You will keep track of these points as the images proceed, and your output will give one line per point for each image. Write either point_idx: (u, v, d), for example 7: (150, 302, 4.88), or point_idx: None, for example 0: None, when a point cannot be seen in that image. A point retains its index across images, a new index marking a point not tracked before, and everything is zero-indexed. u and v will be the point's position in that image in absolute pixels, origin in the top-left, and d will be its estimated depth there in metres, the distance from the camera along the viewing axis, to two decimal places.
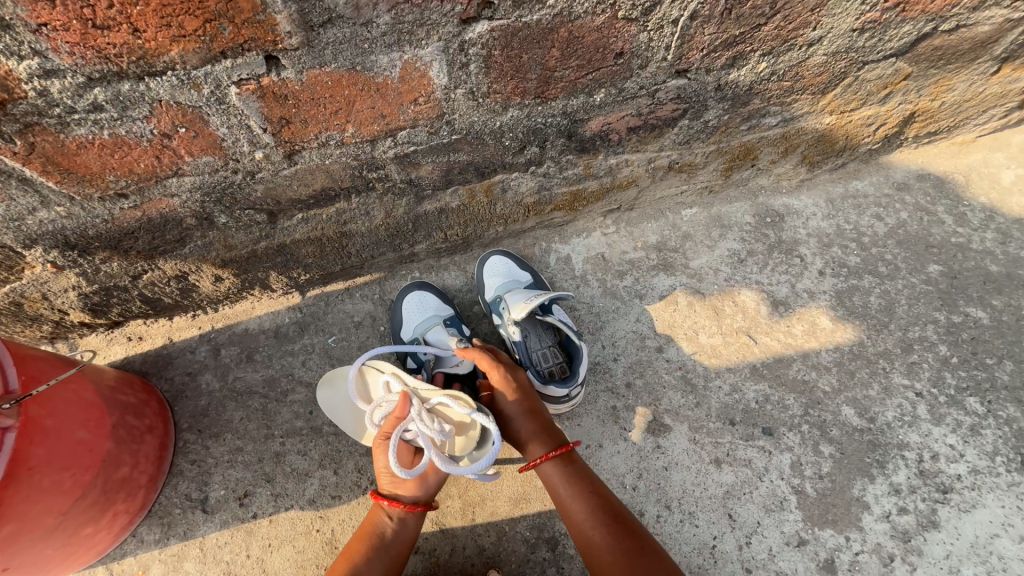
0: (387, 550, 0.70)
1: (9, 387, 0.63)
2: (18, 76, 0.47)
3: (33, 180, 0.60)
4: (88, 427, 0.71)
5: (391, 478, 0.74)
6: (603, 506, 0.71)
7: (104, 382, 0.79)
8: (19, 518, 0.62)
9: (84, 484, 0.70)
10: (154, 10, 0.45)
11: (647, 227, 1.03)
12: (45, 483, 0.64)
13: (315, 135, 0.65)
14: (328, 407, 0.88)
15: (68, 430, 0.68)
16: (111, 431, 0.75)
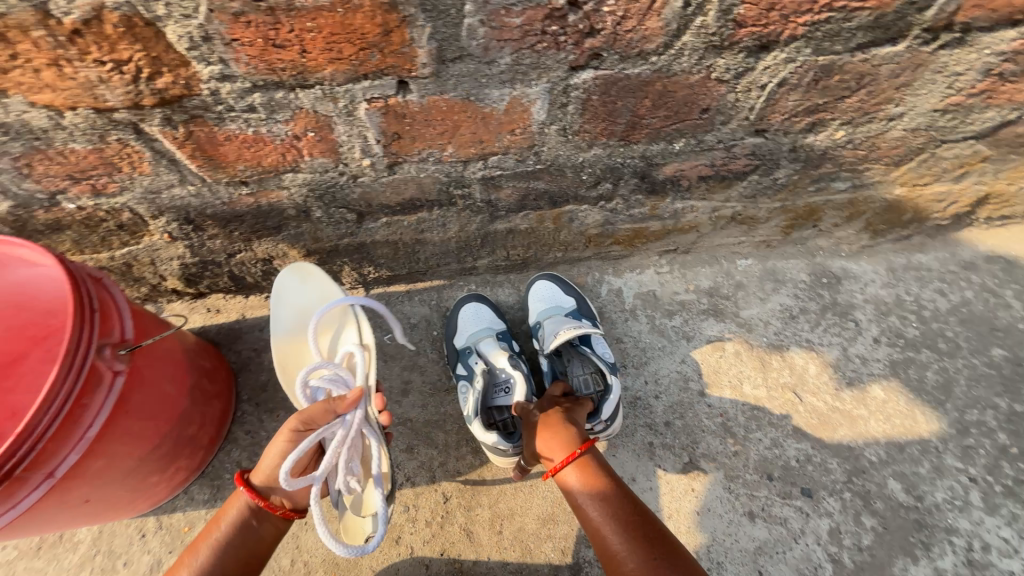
0: (249, 550, 0.72)
1: (125, 336, 0.67)
2: (200, 77, 0.57)
3: (180, 162, 0.70)
4: (173, 383, 0.78)
5: (267, 472, 0.73)
6: (618, 508, 0.73)
7: (188, 345, 0.87)
8: (108, 456, 0.68)
9: (161, 435, 0.76)
10: (324, 37, 0.53)
11: (701, 271, 1.06)
12: (134, 428, 0.71)
13: (418, 152, 0.72)
14: (280, 288, 0.90)
15: (156, 385, 0.74)
16: (188, 391, 0.82)
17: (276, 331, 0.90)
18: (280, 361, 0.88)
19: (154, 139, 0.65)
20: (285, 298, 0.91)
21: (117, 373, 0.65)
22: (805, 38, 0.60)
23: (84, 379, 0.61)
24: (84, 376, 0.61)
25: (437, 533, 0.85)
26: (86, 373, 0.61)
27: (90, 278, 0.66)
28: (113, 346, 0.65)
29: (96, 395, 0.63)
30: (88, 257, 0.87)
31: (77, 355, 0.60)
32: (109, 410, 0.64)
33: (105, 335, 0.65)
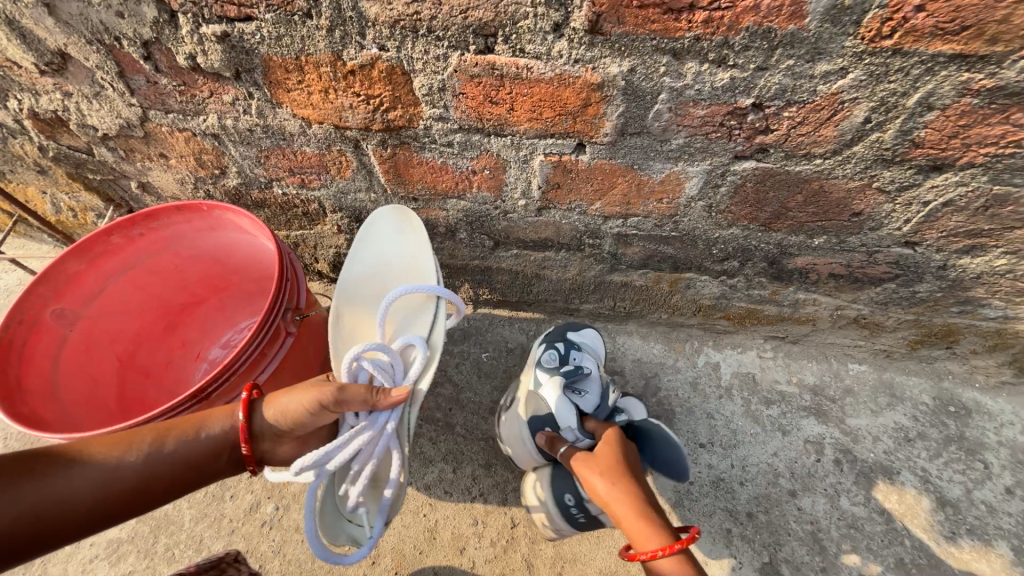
0: (197, 472, 0.65)
1: (300, 305, 0.81)
2: (423, 116, 0.70)
3: (375, 174, 0.84)
4: (316, 352, 0.89)
5: (280, 416, 0.67)
6: None
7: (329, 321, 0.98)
8: None
9: None
10: (533, 102, 0.64)
11: (807, 366, 1.03)
12: (283, 383, 0.82)
13: (568, 202, 0.81)
14: (385, 231, 0.87)
15: (310, 348, 0.87)
16: (323, 361, 0.92)
17: (350, 273, 0.87)
18: (339, 295, 0.85)
19: (364, 154, 0.80)
20: (373, 240, 0.88)
21: (290, 330, 0.78)
22: (983, 167, 0.61)
23: (271, 335, 0.75)
24: (271, 333, 0.75)
25: (499, 555, 0.87)
26: (273, 330, 0.75)
27: (288, 253, 0.81)
28: (293, 308, 0.79)
29: (273, 345, 0.76)
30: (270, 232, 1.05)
31: (272, 311, 0.73)
32: (278, 363, 0.78)
33: (290, 298, 0.78)
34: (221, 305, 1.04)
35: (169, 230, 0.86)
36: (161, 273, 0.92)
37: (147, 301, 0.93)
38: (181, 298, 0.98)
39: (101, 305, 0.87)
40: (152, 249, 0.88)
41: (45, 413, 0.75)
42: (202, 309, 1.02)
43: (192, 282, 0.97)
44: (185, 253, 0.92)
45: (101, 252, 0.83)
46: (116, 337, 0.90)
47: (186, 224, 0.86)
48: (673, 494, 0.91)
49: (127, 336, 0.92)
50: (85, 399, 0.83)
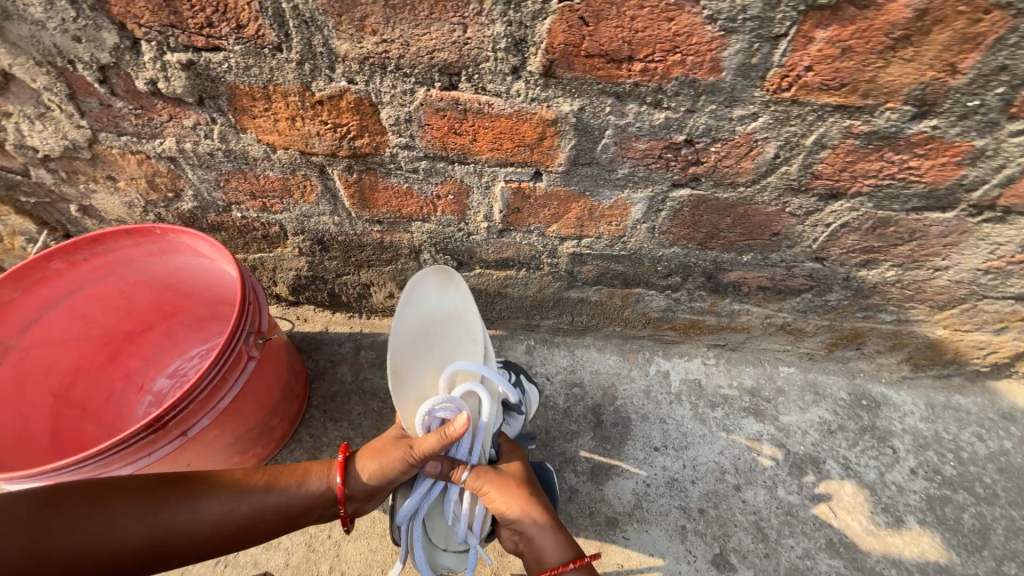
0: (298, 518, 0.72)
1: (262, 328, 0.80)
2: (389, 145, 0.74)
3: (339, 198, 0.86)
4: (277, 375, 0.87)
5: (370, 475, 0.72)
6: None
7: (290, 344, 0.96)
8: (217, 428, 0.77)
9: (254, 420, 0.84)
10: (494, 134, 0.69)
11: (745, 370, 1.13)
12: (241, 408, 0.80)
13: (528, 225, 0.87)
14: (423, 290, 0.83)
15: (270, 371, 0.85)
16: (284, 384, 0.90)
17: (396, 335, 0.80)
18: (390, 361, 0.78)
19: (329, 179, 0.82)
20: (419, 299, 0.83)
21: (253, 355, 0.77)
22: (868, 195, 0.73)
23: (232, 359, 0.74)
24: (233, 357, 0.74)
25: None
26: (235, 354, 0.74)
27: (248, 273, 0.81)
28: (255, 332, 0.77)
29: (235, 370, 0.75)
30: None
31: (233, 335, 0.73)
32: (238, 388, 0.76)
33: (251, 323, 0.77)
34: (171, 330, 0.99)
35: (115, 254, 0.83)
36: (104, 300, 0.88)
37: (86, 329, 0.88)
38: (126, 325, 0.93)
39: (36, 334, 0.81)
40: (97, 275, 0.84)
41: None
42: (149, 336, 0.97)
43: (139, 308, 0.93)
44: (134, 279, 0.88)
45: (37, 278, 0.78)
46: (51, 369, 0.84)
47: (135, 247, 0.83)
48: (631, 495, 0.98)
49: (63, 367, 0.86)
50: (16, 438, 0.77)
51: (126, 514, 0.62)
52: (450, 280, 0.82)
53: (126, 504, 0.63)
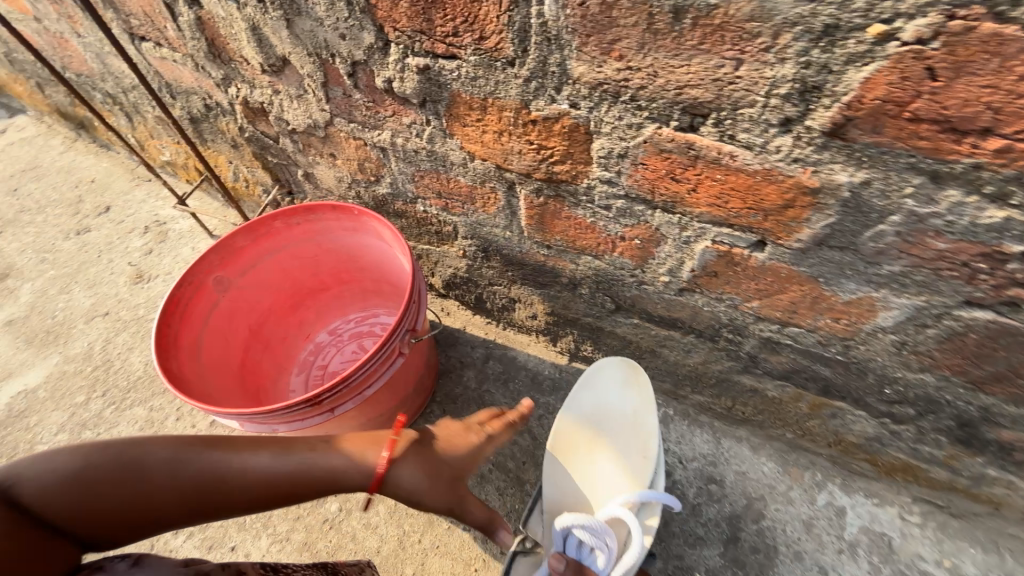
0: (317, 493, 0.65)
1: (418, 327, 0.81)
2: (589, 176, 0.66)
3: (517, 216, 0.82)
4: (416, 371, 0.89)
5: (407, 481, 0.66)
6: None
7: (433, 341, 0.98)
8: (358, 410, 0.81)
9: (387, 407, 0.87)
10: (723, 188, 0.57)
11: (966, 552, 0.79)
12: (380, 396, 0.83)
13: (720, 292, 0.72)
14: (606, 378, 0.85)
15: (413, 366, 0.87)
16: (418, 380, 0.92)
17: (571, 414, 0.85)
18: (550, 451, 0.83)
19: (514, 196, 0.78)
20: (598, 387, 0.85)
21: (403, 352, 0.79)
22: None
23: (386, 352, 0.76)
24: (388, 350, 0.76)
25: None
26: (389, 348, 0.76)
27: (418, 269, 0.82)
28: (410, 330, 0.79)
29: (386, 363, 0.77)
30: None
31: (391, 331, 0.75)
32: (385, 380, 0.79)
33: (408, 320, 0.79)
34: (343, 295, 1.10)
35: (320, 223, 0.93)
36: (303, 259, 0.99)
37: (285, 281, 1.01)
38: (312, 283, 1.05)
39: (250, 277, 0.95)
40: (303, 238, 0.95)
41: (185, 369, 0.83)
42: (326, 297, 1.08)
43: (326, 272, 1.03)
44: (329, 247, 0.98)
45: (263, 231, 0.91)
46: (253, 308, 0.99)
47: (335, 220, 0.92)
48: None
49: (261, 309, 1.00)
50: (216, 362, 0.91)
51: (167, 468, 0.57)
52: (637, 381, 0.82)
53: (153, 458, 0.57)
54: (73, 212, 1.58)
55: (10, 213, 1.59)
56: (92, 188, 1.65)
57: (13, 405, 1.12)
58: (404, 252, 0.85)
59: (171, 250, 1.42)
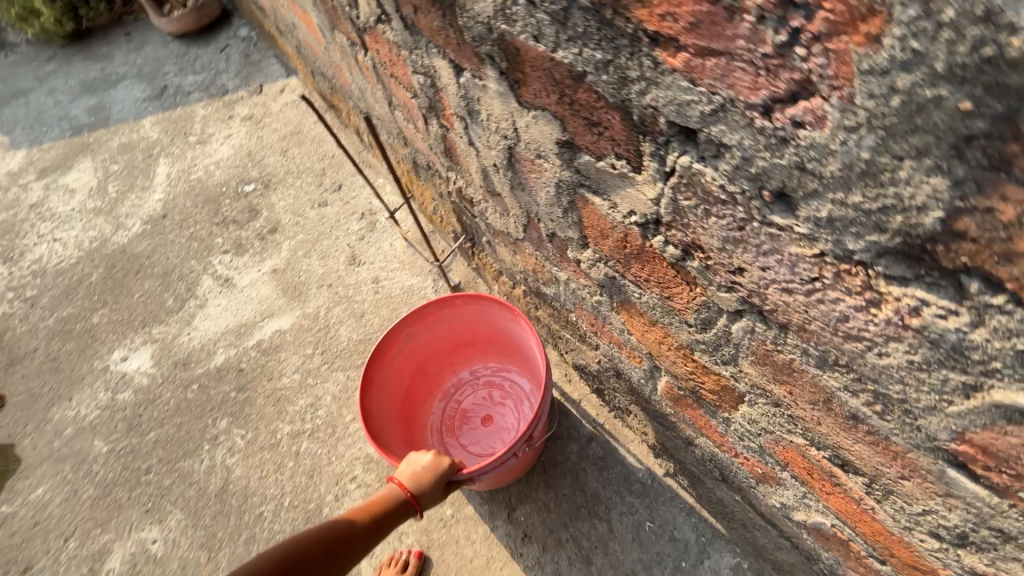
0: (396, 513, 0.96)
1: (532, 432, 1.01)
2: (730, 413, 0.73)
3: (654, 381, 0.91)
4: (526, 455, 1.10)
5: (414, 484, 0.96)
6: None
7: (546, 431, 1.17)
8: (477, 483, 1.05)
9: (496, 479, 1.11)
10: (855, 512, 0.59)
11: None
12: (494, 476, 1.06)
13: (824, 546, 0.75)
14: None
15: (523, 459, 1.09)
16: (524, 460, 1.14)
17: None
18: None
19: (657, 372, 0.87)
20: None
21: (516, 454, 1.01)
22: None
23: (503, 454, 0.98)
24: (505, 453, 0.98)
25: None
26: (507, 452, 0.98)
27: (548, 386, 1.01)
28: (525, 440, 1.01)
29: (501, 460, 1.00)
30: (549, 320, 1.26)
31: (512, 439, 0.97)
32: (498, 470, 1.01)
33: (526, 430, 1.00)
34: (486, 353, 1.34)
35: (488, 306, 1.16)
36: (465, 323, 1.25)
37: (447, 336, 1.28)
38: (464, 341, 1.30)
39: (426, 332, 1.23)
40: (471, 314, 1.19)
41: (374, 399, 1.15)
42: (474, 350, 1.33)
43: (478, 335, 1.28)
44: (486, 320, 1.22)
45: (445, 303, 1.17)
46: (423, 353, 1.27)
47: (498, 307, 1.15)
48: None
49: (427, 353, 1.28)
50: (391, 393, 1.22)
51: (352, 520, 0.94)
52: None
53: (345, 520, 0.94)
54: (318, 183, 2.06)
55: (281, 172, 2.15)
56: (331, 163, 2.11)
57: (273, 338, 1.66)
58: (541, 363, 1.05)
59: (376, 241, 1.81)
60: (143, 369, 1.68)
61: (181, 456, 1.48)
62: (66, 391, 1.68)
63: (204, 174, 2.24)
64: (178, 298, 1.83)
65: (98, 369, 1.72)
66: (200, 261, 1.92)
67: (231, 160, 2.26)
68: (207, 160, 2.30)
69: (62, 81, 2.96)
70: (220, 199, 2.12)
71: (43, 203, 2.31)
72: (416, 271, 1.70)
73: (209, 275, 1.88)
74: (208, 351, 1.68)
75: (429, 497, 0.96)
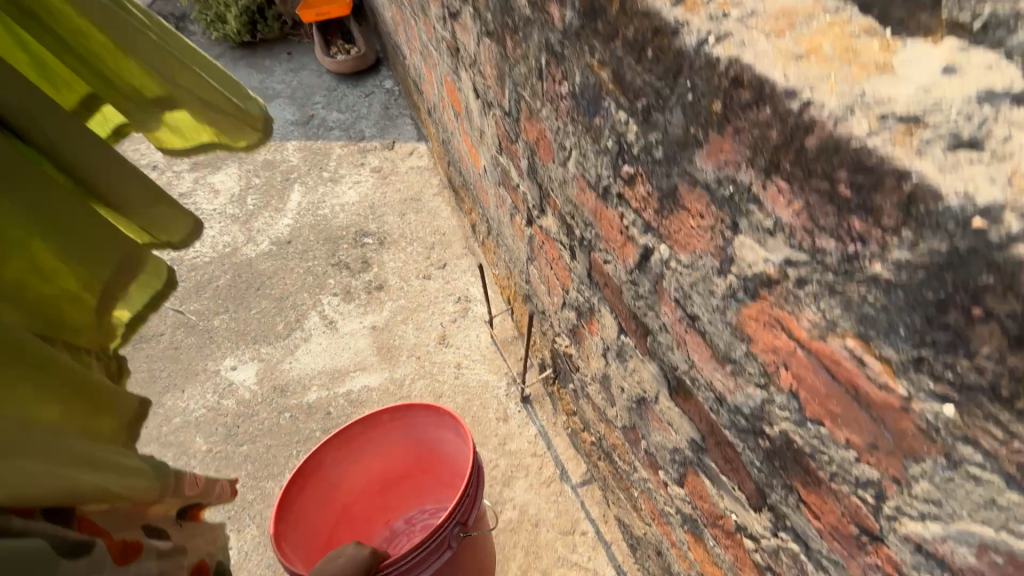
0: None
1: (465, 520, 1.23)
2: None
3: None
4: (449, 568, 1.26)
5: None
6: None
7: (476, 545, 1.33)
8: None
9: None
10: None
11: None
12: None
13: None
14: None
15: (458, 552, 1.27)
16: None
17: None
18: None
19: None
20: None
21: (450, 544, 1.21)
22: None
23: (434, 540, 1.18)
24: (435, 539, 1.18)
25: None
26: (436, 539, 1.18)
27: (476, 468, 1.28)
28: (457, 526, 1.22)
29: (437, 551, 1.20)
30: (606, 474, 1.49)
31: (436, 531, 1.17)
32: (431, 563, 1.20)
33: (455, 516, 1.21)
34: (420, 475, 1.58)
35: (415, 416, 1.44)
36: (395, 449, 1.51)
37: (376, 464, 1.52)
38: (399, 461, 1.53)
39: (349, 460, 1.47)
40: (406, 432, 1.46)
41: (293, 528, 1.35)
42: (408, 481, 1.57)
43: (409, 456, 1.53)
44: (415, 429, 1.47)
45: (374, 421, 1.44)
46: (352, 487, 1.50)
47: (427, 415, 1.44)
48: None
49: (353, 486, 1.50)
50: (312, 528, 1.41)
51: None
52: None
53: None
54: (425, 255, 2.37)
55: (396, 232, 2.47)
56: (440, 240, 2.43)
57: (361, 392, 1.92)
58: (467, 456, 1.35)
59: (466, 328, 2.08)
60: (247, 384, 1.96)
61: (265, 477, 1.73)
62: (181, 383, 1.97)
63: (330, 212, 2.57)
64: (288, 325, 2.12)
65: (210, 371, 2.00)
66: (311, 295, 2.22)
67: (355, 206, 2.60)
68: (335, 199, 2.64)
69: None
70: (339, 241, 2.44)
71: (190, 195, 2.68)
72: (495, 370, 1.95)
73: (317, 312, 2.16)
74: (303, 385, 1.95)
75: None
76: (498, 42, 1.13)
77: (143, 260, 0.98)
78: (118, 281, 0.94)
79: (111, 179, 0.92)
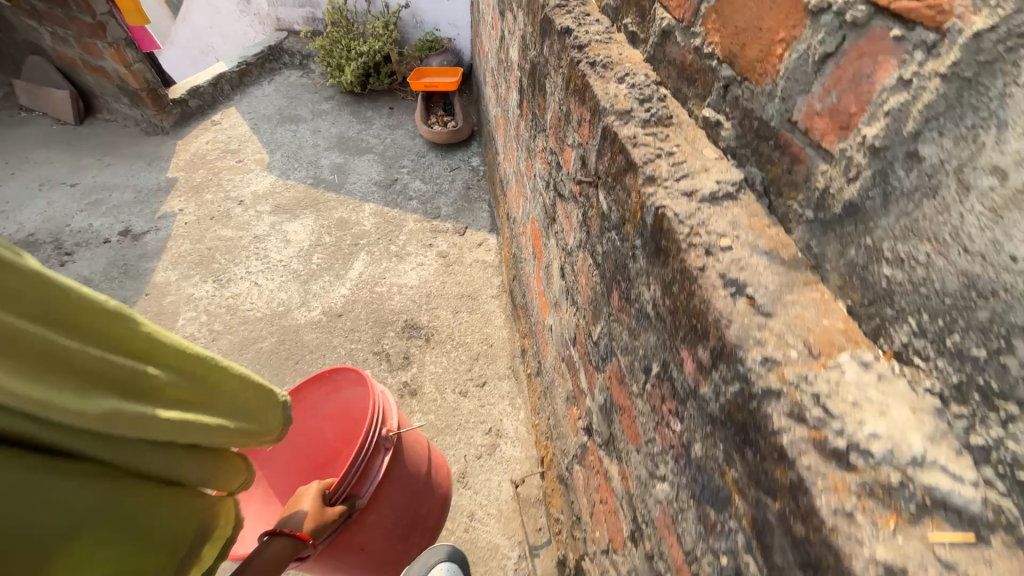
0: (288, 540, 1.19)
1: (389, 427, 1.46)
2: None
3: None
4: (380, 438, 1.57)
5: (307, 518, 1.25)
6: None
7: (411, 441, 1.60)
8: (374, 513, 1.42)
9: (394, 500, 1.47)
10: None
11: None
12: (389, 491, 1.46)
13: None
14: None
15: (393, 463, 1.50)
16: (403, 477, 1.51)
17: None
18: None
19: None
20: None
21: (385, 447, 1.44)
22: None
23: (364, 468, 1.39)
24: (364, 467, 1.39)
25: None
26: (365, 466, 1.39)
27: (379, 402, 1.49)
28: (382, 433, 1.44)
29: (377, 453, 1.43)
30: None
31: (364, 441, 1.39)
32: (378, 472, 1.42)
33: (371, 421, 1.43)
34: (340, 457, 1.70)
35: (306, 396, 1.62)
36: (310, 434, 1.66)
37: (295, 457, 1.65)
38: (316, 453, 1.67)
39: (269, 459, 1.62)
40: (303, 415, 1.65)
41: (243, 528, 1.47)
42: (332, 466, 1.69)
43: (326, 438, 1.67)
44: (319, 408, 1.65)
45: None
46: (284, 487, 1.63)
47: (320, 392, 1.63)
48: None
49: (284, 482, 1.63)
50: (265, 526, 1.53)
51: (267, 550, 1.17)
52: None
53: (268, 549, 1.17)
54: (468, 366, 2.27)
55: (444, 332, 2.39)
56: (486, 352, 2.32)
57: None
58: (366, 385, 1.55)
59: (489, 470, 1.94)
60: None
61: None
62: None
63: (386, 292, 2.55)
64: None
65: None
66: None
67: (412, 292, 2.57)
68: (395, 278, 2.63)
69: (326, 126, 3.58)
70: (387, 327, 2.40)
71: (263, 241, 2.76)
72: (508, 534, 1.79)
73: None
74: None
75: (315, 528, 1.25)
76: (602, 278, 1.02)
77: (215, 515, 0.99)
78: (204, 538, 0.95)
79: (178, 466, 0.93)
